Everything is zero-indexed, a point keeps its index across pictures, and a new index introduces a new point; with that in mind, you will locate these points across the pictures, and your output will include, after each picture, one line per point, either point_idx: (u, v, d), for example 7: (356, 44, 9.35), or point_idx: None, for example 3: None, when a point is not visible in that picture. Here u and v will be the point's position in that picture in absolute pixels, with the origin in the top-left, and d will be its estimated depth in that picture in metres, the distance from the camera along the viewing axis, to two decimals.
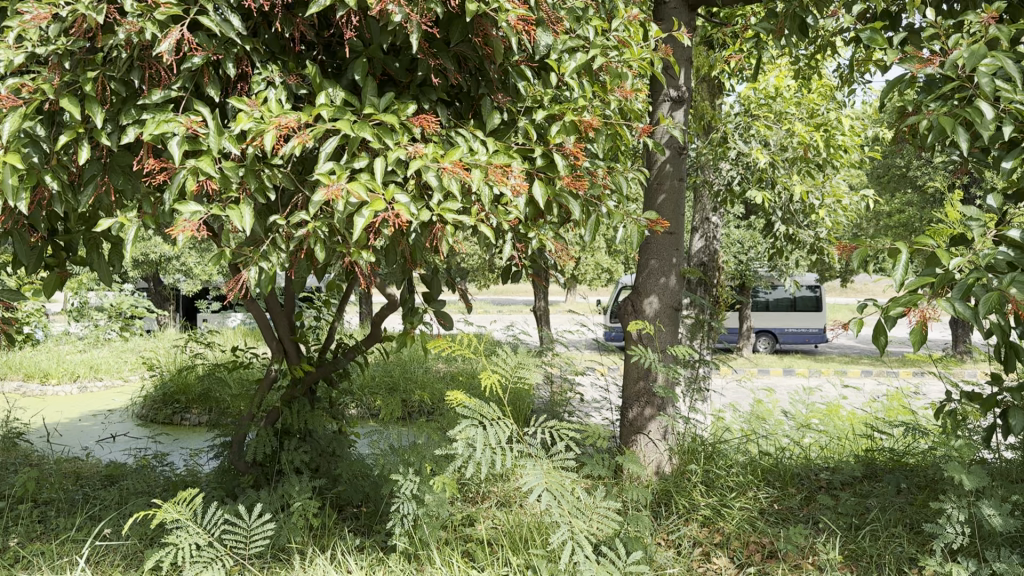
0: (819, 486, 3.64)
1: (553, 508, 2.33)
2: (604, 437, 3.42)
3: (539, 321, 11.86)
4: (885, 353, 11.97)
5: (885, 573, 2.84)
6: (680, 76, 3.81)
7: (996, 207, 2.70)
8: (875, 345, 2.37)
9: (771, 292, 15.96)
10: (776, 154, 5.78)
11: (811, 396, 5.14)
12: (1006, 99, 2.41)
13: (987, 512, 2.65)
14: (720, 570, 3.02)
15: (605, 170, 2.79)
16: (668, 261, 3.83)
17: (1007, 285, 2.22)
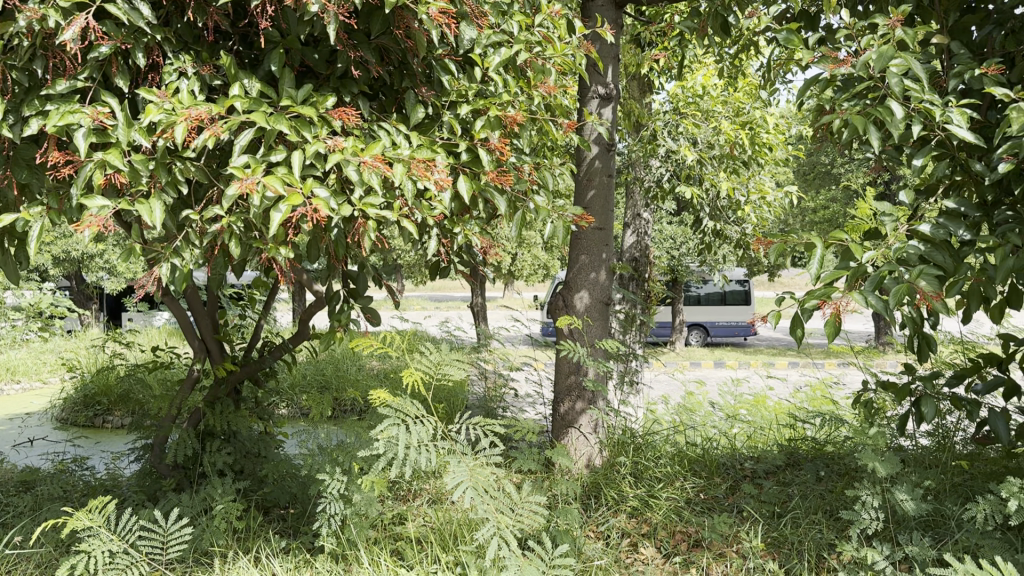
0: (744, 475, 3.71)
1: (478, 504, 2.32)
2: (532, 432, 3.43)
3: (475, 317, 11.87)
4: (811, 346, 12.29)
5: (804, 560, 2.92)
6: (608, 73, 3.84)
7: (908, 202, 2.79)
8: (794, 338, 2.43)
9: (701, 286, 16.25)
10: (704, 151, 5.86)
11: (738, 388, 5.24)
12: (915, 99, 2.49)
13: (900, 497, 2.74)
14: (647, 561, 3.06)
15: (532, 166, 2.79)
16: (598, 257, 3.85)
17: (916, 277, 2.30)
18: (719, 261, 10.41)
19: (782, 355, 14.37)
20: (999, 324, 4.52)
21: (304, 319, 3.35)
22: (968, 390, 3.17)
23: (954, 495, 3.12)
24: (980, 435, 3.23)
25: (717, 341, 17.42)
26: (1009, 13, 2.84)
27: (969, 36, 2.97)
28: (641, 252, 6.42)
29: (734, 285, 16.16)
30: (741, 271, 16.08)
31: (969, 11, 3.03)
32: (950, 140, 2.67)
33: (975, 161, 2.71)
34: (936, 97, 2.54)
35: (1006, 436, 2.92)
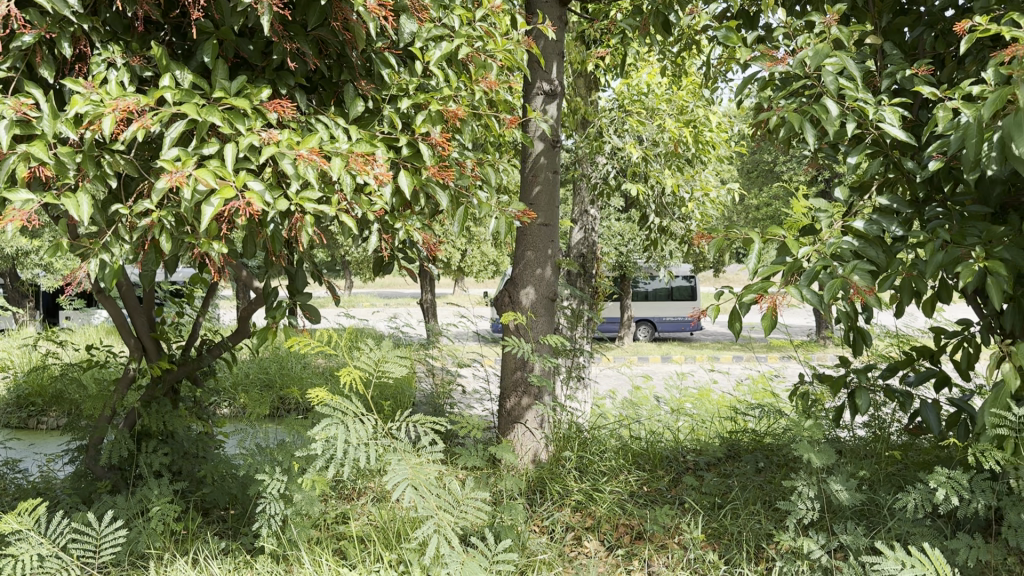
0: (686, 468, 3.76)
1: (418, 503, 2.30)
2: (476, 428, 3.43)
3: (425, 314, 11.81)
4: (755, 341, 12.49)
5: (742, 550, 2.97)
6: (552, 69, 3.84)
7: (842, 199, 2.85)
8: (732, 331, 2.47)
9: (648, 283, 16.42)
10: (649, 149, 5.91)
11: (683, 382, 5.31)
12: (850, 97, 2.55)
13: (835, 487, 2.81)
14: (591, 554, 3.08)
15: (474, 161, 2.78)
16: (543, 253, 3.86)
17: (849, 272, 2.36)
18: (668, 257, 10.53)
19: (727, 350, 14.59)
20: (932, 318, 4.66)
21: (244, 316, 3.29)
22: (901, 382, 3.25)
23: (887, 484, 3.20)
24: (912, 426, 3.32)
25: (664, 336, 17.62)
26: (938, 15, 2.92)
27: (901, 37, 3.05)
28: (589, 249, 6.44)
29: (680, 281, 16.36)
30: (687, 267, 16.29)
31: (902, 12, 3.11)
32: (883, 138, 2.74)
33: (907, 159, 2.78)
34: (869, 96, 2.60)
35: (936, 427, 3.01)
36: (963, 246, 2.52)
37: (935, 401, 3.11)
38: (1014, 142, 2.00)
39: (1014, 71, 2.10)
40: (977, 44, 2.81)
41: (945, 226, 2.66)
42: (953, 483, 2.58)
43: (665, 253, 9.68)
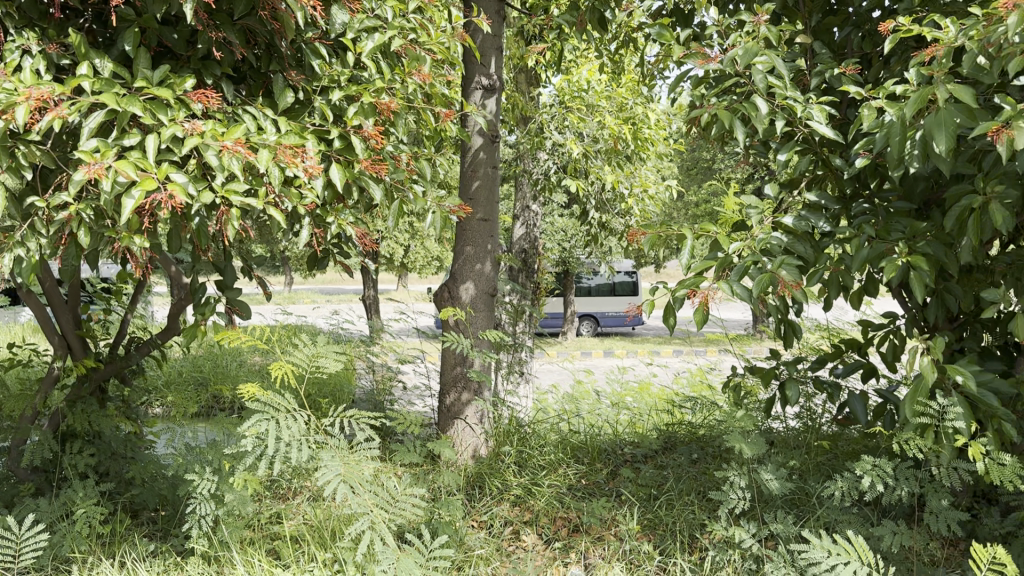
0: (624, 460, 3.80)
1: (351, 500, 2.27)
2: (413, 424, 3.41)
3: (368, 311, 11.70)
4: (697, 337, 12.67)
5: (676, 541, 3.01)
6: (491, 63, 3.82)
7: (773, 195, 2.91)
8: (666, 326, 2.50)
9: (591, 278, 16.54)
10: (589, 145, 5.94)
11: (623, 376, 5.36)
12: (779, 95, 2.60)
13: (766, 477, 2.86)
14: (529, 548, 3.08)
15: (410, 155, 2.75)
16: (483, 248, 3.83)
17: (777, 267, 2.41)
18: (609, 253, 10.61)
19: (668, 344, 14.78)
20: (860, 311, 4.79)
21: (172, 315, 3.17)
22: (830, 374, 3.33)
23: (816, 474, 3.28)
24: (840, 417, 3.41)
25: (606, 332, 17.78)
26: (865, 16, 3.00)
27: (830, 36, 3.11)
28: (531, 244, 6.44)
29: (622, 276, 16.52)
30: (628, 262, 16.44)
31: (831, 12, 3.17)
32: (811, 135, 2.79)
33: (834, 156, 2.85)
34: (797, 93, 2.65)
35: (863, 417, 3.09)
36: (887, 241, 2.59)
37: (862, 392, 3.19)
38: (935, 141, 2.06)
39: (934, 71, 2.16)
40: (900, 45, 2.89)
41: (871, 222, 2.73)
42: (878, 471, 2.65)
43: (607, 248, 9.74)
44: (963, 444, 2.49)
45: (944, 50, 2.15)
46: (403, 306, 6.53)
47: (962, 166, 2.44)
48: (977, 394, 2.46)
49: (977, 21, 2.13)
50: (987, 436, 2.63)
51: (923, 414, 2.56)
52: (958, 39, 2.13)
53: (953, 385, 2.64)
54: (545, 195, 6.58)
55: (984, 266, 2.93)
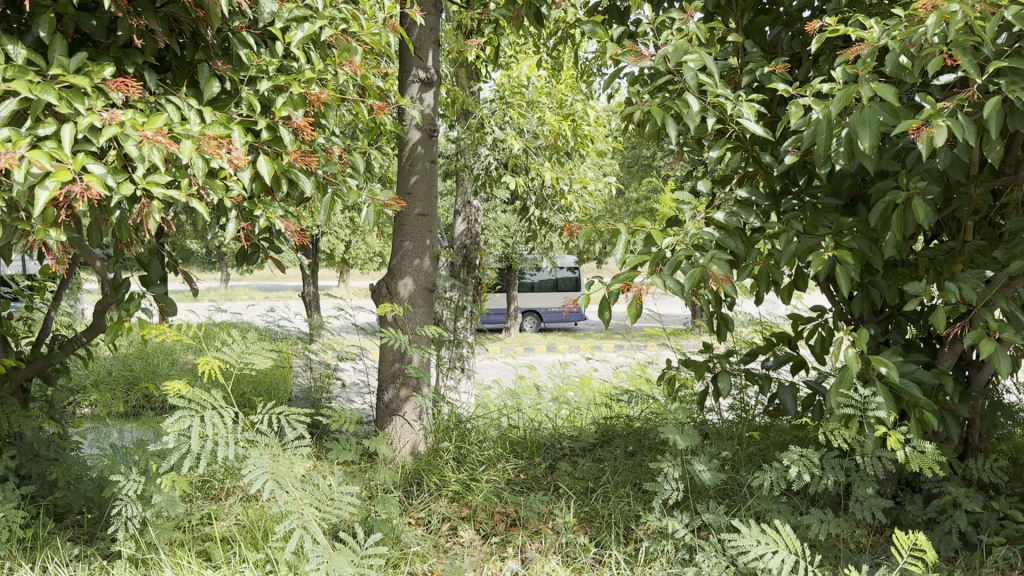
0: (563, 454, 3.83)
1: (279, 498, 2.22)
2: (349, 421, 3.37)
3: (308, 307, 11.55)
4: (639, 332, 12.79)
5: (611, 532, 3.04)
6: (428, 56, 3.78)
7: (705, 192, 2.95)
8: (602, 320, 2.51)
9: (534, 274, 16.60)
10: (529, 141, 5.93)
11: (564, 372, 5.38)
12: (710, 92, 2.63)
13: (698, 468, 2.91)
14: (466, 544, 3.06)
15: (342, 148, 2.70)
16: (422, 243, 3.79)
17: (708, 261, 2.45)
18: (552, 249, 10.62)
19: (610, 339, 14.91)
20: (791, 305, 4.89)
21: (98, 310, 3.03)
22: (762, 366, 3.39)
23: (748, 464, 3.34)
24: (771, 408, 3.48)
25: (550, 327, 17.86)
26: (795, 16, 3.05)
27: (762, 35, 3.16)
28: (472, 240, 6.42)
29: (565, 272, 16.62)
30: (570, 258, 16.53)
31: (762, 11, 3.22)
32: (742, 132, 2.84)
33: (763, 153, 2.90)
34: (728, 91, 2.69)
35: (792, 408, 3.16)
36: (814, 236, 2.65)
37: (792, 384, 3.26)
38: (859, 138, 2.11)
39: (857, 69, 2.21)
40: (828, 44, 2.95)
41: (799, 217, 2.79)
42: (805, 460, 2.71)
43: (551, 244, 9.73)
44: (885, 433, 2.56)
45: (867, 50, 2.20)
46: (344, 303, 6.01)
47: (885, 163, 2.51)
48: (898, 385, 2.53)
49: (899, 22, 2.19)
50: (909, 426, 2.71)
51: (847, 405, 2.63)
52: (881, 38, 2.19)
53: (877, 376, 2.72)
54: (486, 190, 6.56)
55: (906, 261, 3.02)
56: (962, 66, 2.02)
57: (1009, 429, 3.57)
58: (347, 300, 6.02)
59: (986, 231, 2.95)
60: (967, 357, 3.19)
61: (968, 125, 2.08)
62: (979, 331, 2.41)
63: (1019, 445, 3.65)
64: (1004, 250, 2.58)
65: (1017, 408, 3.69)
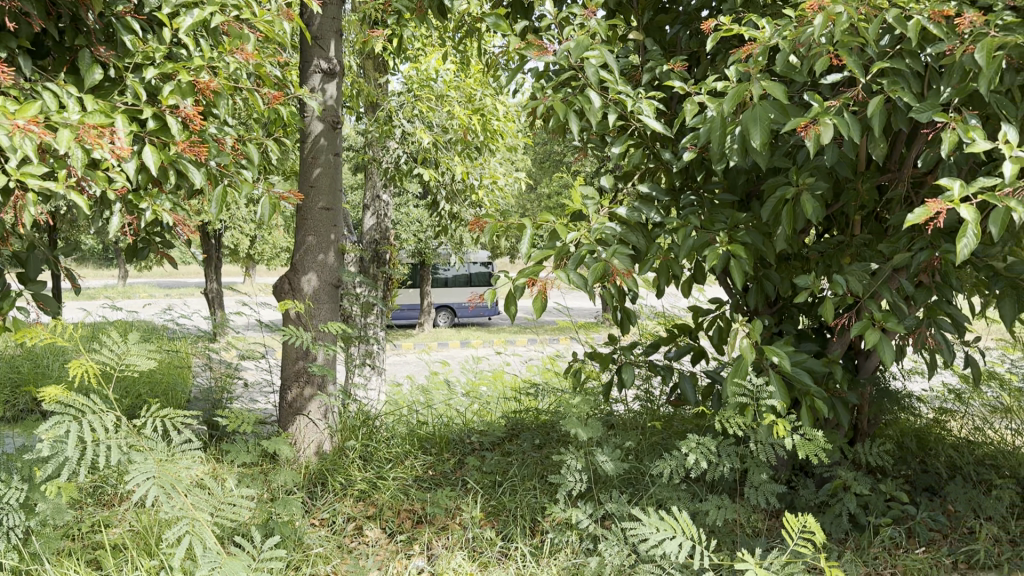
0: (472, 448, 3.84)
1: (165, 505, 2.13)
2: (247, 422, 3.28)
3: (212, 305, 11.23)
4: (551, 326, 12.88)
5: (518, 526, 3.05)
6: (331, 46, 3.70)
7: (608, 187, 2.99)
8: (507, 315, 2.51)
9: (447, 269, 16.55)
10: (438, 135, 5.88)
11: (475, 366, 5.37)
12: (611, 89, 2.66)
13: (601, 459, 2.94)
14: (372, 543, 3.01)
15: (236, 140, 2.62)
16: (326, 238, 3.68)
17: (610, 256, 2.47)
18: (466, 244, 10.58)
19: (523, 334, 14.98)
20: (693, 298, 5.01)
21: None
22: (664, 358, 3.45)
23: (650, 454, 3.40)
24: (673, 398, 3.54)
25: (464, 322, 17.85)
26: (693, 15, 3.11)
27: (662, 33, 3.22)
28: (381, 235, 6.35)
29: (479, 267, 16.64)
30: (483, 253, 16.55)
31: (663, 10, 3.27)
32: (642, 128, 2.89)
33: (663, 149, 2.95)
34: (628, 87, 2.72)
35: (693, 398, 3.23)
36: (711, 231, 2.71)
37: (691, 374, 3.33)
38: (751, 135, 2.17)
39: (750, 68, 2.27)
40: (723, 43, 3.02)
41: (697, 212, 2.86)
42: (703, 449, 2.78)
43: (463, 239, 9.68)
44: (777, 420, 2.65)
45: (759, 49, 2.26)
46: (249, 300, 5.89)
47: (777, 160, 2.58)
48: (790, 374, 2.62)
49: (788, 22, 2.25)
50: (800, 413, 2.81)
51: (742, 394, 2.70)
52: (771, 38, 2.25)
53: (770, 365, 2.81)
54: (396, 184, 6.49)
55: (799, 254, 3.13)
56: (847, 66, 2.09)
57: (894, 413, 3.75)
58: (251, 298, 5.91)
59: (872, 225, 3.07)
60: (855, 346, 3.33)
61: (852, 123, 2.15)
62: (865, 322, 2.51)
63: (903, 428, 3.83)
64: (888, 244, 2.69)
65: (902, 393, 3.87)
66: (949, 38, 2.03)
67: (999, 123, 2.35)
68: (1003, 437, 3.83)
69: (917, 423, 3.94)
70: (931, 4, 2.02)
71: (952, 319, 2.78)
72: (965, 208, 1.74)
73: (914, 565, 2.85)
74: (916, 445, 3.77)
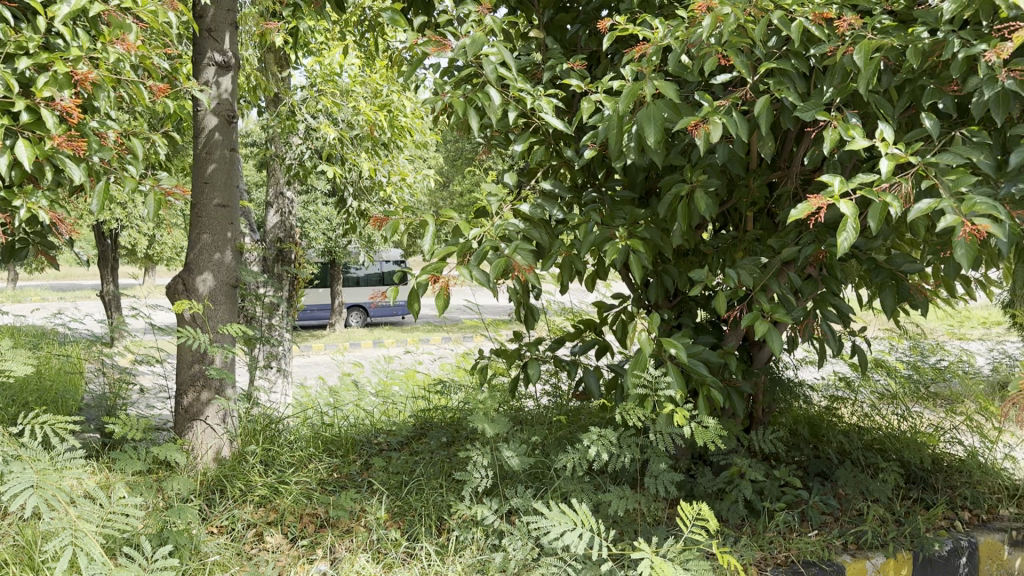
0: (379, 449, 3.80)
1: (45, 516, 2.02)
2: (138, 429, 3.16)
3: (108, 308, 10.77)
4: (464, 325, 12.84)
5: (424, 525, 3.04)
6: (225, 39, 3.59)
7: (512, 184, 2.99)
8: (410, 313, 2.48)
9: (358, 268, 16.36)
10: (342, 130, 5.78)
11: (384, 366, 5.32)
12: (510, 86, 2.67)
13: (506, 454, 2.96)
14: (274, 549, 2.93)
15: (119, 134, 2.51)
16: (222, 236, 3.57)
17: (512, 252, 2.48)
18: (379, 242, 10.47)
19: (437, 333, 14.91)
20: (600, 294, 5.08)
21: None
22: (569, 353, 3.48)
23: (556, 448, 3.43)
24: (578, 393, 3.58)
25: (376, 321, 17.68)
26: (593, 15, 3.15)
27: (563, 32, 3.24)
28: (286, 233, 6.20)
29: (390, 265, 16.51)
30: (395, 252, 16.40)
31: (564, 9, 3.29)
32: (544, 126, 2.91)
33: (565, 147, 2.98)
34: (528, 85, 2.74)
35: (597, 392, 3.27)
36: (611, 227, 2.75)
37: (595, 369, 3.38)
38: (645, 133, 2.21)
39: (645, 66, 2.31)
40: (621, 43, 3.06)
41: (598, 209, 2.89)
42: (604, 441, 2.82)
43: (375, 238, 9.57)
44: (675, 411, 2.71)
45: (653, 49, 2.30)
46: (138, 303, 5.65)
47: (673, 157, 2.64)
48: (687, 366, 2.68)
49: (680, 23, 2.30)
50: (697, 403, 2.88)
51: (641, 385, 2.74)
52: (664, 38, 2.29)
53: (669, 357, 2.87)
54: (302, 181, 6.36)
55: (696, 249, 3.21)
56: (736, 66, 2.15)
57: (787, 402, 3.89)
58: (139, 300, 5.67)
59: (764, 220, 3.18)
60: (751, 338, 3.44)
61: (741, 123, 2.22)
62: (756, 314, 2.59)
63: (796, 415, 3.98)
64: (778, 239, 2.78)
65: (797, 383, 4.01)
66: (831, 40, 2.12)
67: (878, 123, 2.46)
68: (890, 422, 4.01)
69: (810, 411, 4.09)
70: (813, 7, 2.11)
71: (838, 310, 2.90)
72: (844, 204, 1.81)
73: (807, 549, 2.96)
74: (809, 431, 3.92)
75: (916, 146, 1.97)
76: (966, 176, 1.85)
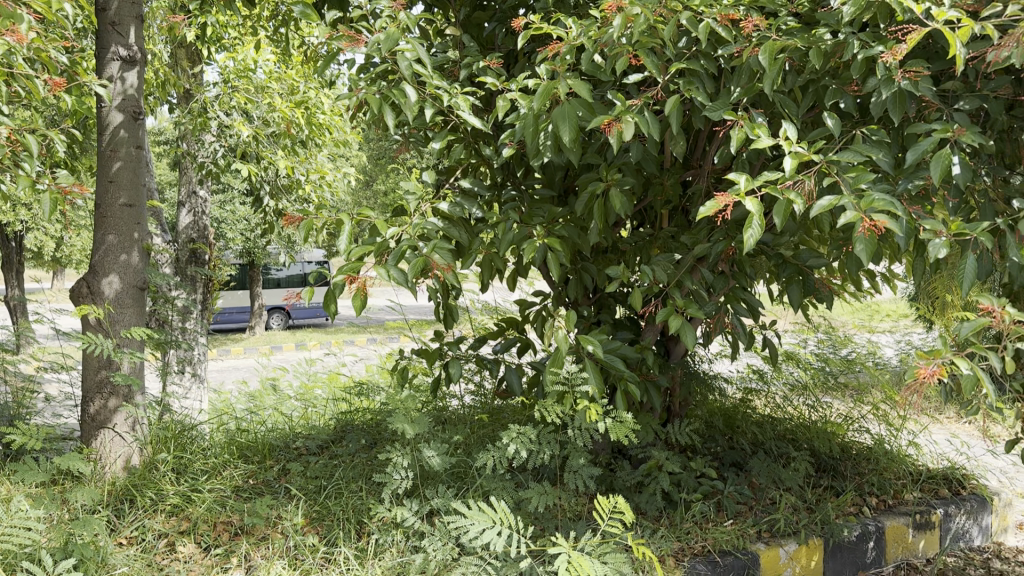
0: (297, 454, 3.72)
1: None
2: (40, 438, 3.02)
3: (13, 314, 10.33)
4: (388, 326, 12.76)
5: (342, 529, 2.99)
6: (131, 32, 3.46)
7: (429, 183, 2.97)
8: (326, 313, 2.44)
9: (279, 269, 16.09)
10: (257, 127, 5.64)
11: (304, 369, 5.22)
12: (426, 84, 2.64)
13: (426, 454, 2.93)
14: (187, 559, 2.85)
15: (13, 129, 2.39)
16: (128, 236, 3.44)
17: (430, 251, 2.45)
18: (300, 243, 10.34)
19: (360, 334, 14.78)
20: (523, 291, 5.08)
21: None
22: (490, 351, 3.48)
23: (478, 446, 3.42)
24: (499, 392, 3.58)
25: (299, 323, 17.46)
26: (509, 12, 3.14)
27: (480, 30, 3.23)
28: (199, 233, 6.02)
29: (311, 266, 16.29)
30: (316, 253, 16.19)
31: (481, 6, 3.28)
32: (461, 124, 2.90)
33: (482, 145, 2.97)
34: (444, 82, 2.72)
35: (518, 390, 3.28)
36: (528, 225, 2.75)
37: (516, 367, 3.38)
38: (560, 132, 2.22)
39: (559, 65, 2.32)
40: (537, 42, 3.07)
41: (515, 208, 2.89)
42: (524, 438, 2.82)
43: (296, 238, 9.45)
44: (591, 406, 2.73)
45: (566, 48, 2.31)
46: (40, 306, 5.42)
47: (588, 156, 2.66)
48: (604, 362, 2.71)
49: (593, 22, 2.32)
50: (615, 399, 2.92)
51: (560, 382, 2.76)
52: (578, 37, 2.31)
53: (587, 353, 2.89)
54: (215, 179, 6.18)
55: (612, 246, 3.24)
56: (648, 66, 2.18)
57: (703, 395, 3.97)
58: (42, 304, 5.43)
59: (678, 218, 3.23)
60: (667, 334, 3.49)
61: (652, 122, 2.25)
62: (671, 309, 2.63)
63: (712, 408, 4.06)
64: (691, 236, 2.83)
65: (713, 376, 4.10)
66: (737, 40, 2.17)
67: (784, 122, 2.53)
68: (801, 412, 4.14)
69: (726, 403, 4.18)
70: (720, 8, 2.16)
71: (749, 305, 2.97)
72: (751, 201, 1.86)
73: (722, 538, 3.03)
74: (724, 423, 4.02)
75: (819, 145, 2.03)
76: (865, 174, 1.91)
